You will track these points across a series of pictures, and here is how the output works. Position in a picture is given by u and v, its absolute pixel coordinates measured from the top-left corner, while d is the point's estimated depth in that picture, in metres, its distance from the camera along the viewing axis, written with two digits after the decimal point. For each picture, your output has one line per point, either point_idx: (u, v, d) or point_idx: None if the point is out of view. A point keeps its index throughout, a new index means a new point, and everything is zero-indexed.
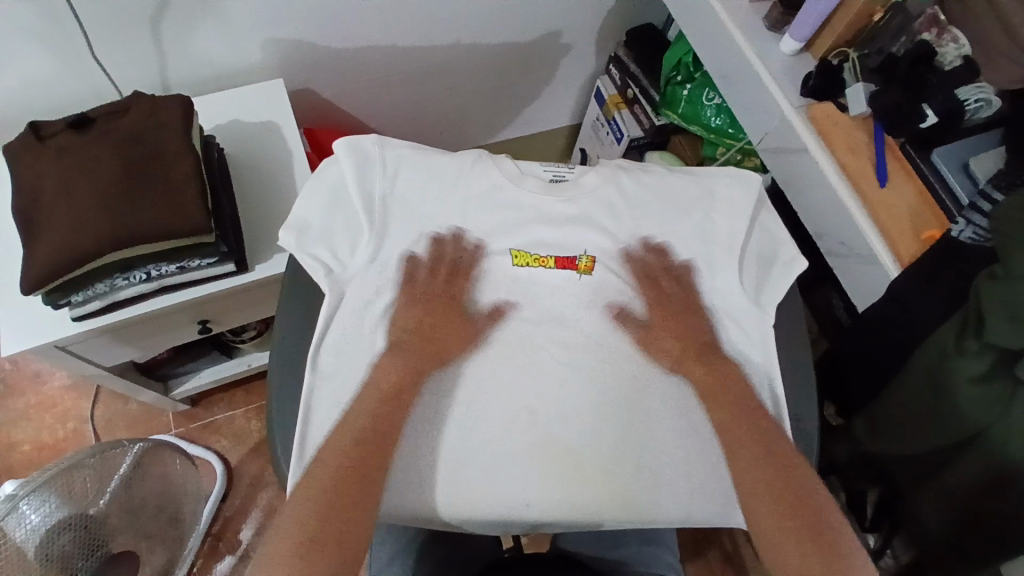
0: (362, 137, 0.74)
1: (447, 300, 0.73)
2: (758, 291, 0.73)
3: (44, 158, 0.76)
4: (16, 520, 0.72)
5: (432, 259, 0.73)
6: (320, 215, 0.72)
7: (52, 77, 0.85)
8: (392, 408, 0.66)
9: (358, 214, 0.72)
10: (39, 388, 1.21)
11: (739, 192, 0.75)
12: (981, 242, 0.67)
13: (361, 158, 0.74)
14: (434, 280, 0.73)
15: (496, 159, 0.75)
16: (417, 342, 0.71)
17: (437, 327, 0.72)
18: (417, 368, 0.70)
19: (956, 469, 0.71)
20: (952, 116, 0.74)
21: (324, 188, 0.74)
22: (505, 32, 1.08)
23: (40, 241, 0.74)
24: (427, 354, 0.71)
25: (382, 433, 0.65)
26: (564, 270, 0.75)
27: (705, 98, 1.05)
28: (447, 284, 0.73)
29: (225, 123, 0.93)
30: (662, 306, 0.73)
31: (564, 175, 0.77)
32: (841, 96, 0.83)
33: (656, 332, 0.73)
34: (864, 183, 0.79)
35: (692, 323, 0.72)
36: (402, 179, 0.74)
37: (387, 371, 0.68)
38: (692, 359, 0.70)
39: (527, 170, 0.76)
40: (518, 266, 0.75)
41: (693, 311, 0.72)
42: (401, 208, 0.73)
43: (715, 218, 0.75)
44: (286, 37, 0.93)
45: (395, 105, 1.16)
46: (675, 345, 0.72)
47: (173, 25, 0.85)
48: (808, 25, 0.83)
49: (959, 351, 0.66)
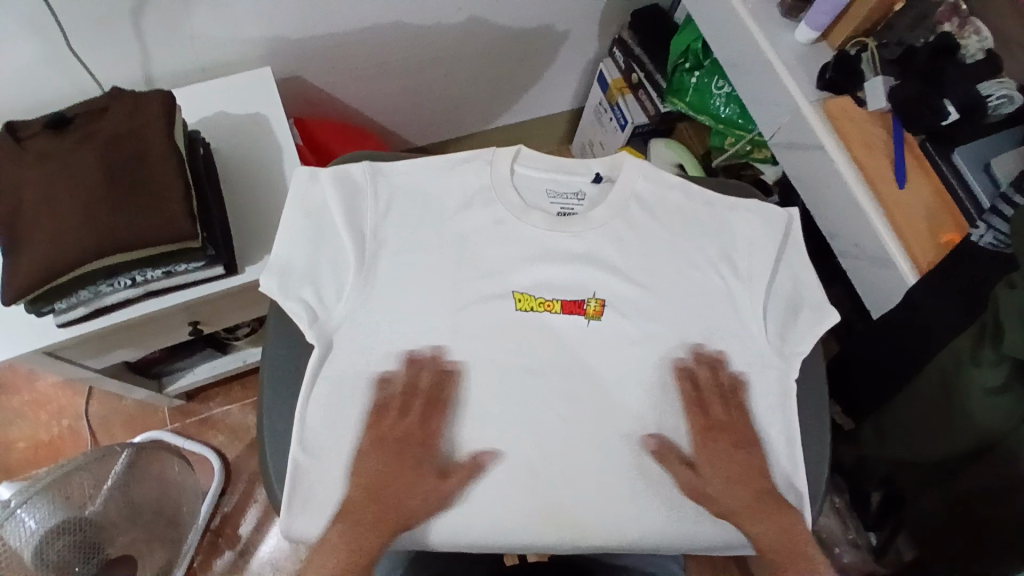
0: (351, 166, 0.72)
1: (417, 449, 0.68)
2: (782, 333, 0.71)
3: (23, 163, 0.73)
4: (12, 528, 0.70)
5: (403, 392, 0.69)
6: (304, 255, 0.70)
7: (29, 73, 0.81)
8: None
9: (347, 251, 0.70)
10: (33, 385, 1.19)
11: (759, 227, 0.72)
12: (1000, 248, 0.64)
13: (348, 191, 0.71)
14: (404, 420, 0.69)
15: (496, 186, 0.72)
16: (370, 502, 0.65)
17: (402, 482, 0.66)
18: (366, 547, 0.63)
19: (963, 479, 0.69)
20: (973, 112, 0.70)
21: (307, 220, 0.71)
22: (503, 15, 1.03)
23: (22, 250, 0.71)
24: (389, 511, 0.65)
25: None
26: (571, 314, 0.74)
27: (714, 87, 1.01)
28: (421, 424, 0.69)
29: (212, 117, 0.89)
30: (715, 438, 0.69)
31: (572, 207, 0.75)
32: (859, 89, 0.79)
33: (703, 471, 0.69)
34: (880, 183, 0.75)
35: (752, 461, 0.69)
36: (393, 211, 0.71)
37: (336, 535, 0.63)
38: (756, 497, 0.67)
39: (533, 202, 0.74)
40: (521, 311, 0.73)
41: (745, 442, 0.69)
42: (395, 237, 0.71)
43: (741, 254, 0.72)
44: (275, 25, 0.89)
45: (390, 93, 1.12)
46: (726, 481, 0.68)
47: (153, 16, 0.80)
48: (825, 14, 0.79)
49: (974, 363, 0.63)
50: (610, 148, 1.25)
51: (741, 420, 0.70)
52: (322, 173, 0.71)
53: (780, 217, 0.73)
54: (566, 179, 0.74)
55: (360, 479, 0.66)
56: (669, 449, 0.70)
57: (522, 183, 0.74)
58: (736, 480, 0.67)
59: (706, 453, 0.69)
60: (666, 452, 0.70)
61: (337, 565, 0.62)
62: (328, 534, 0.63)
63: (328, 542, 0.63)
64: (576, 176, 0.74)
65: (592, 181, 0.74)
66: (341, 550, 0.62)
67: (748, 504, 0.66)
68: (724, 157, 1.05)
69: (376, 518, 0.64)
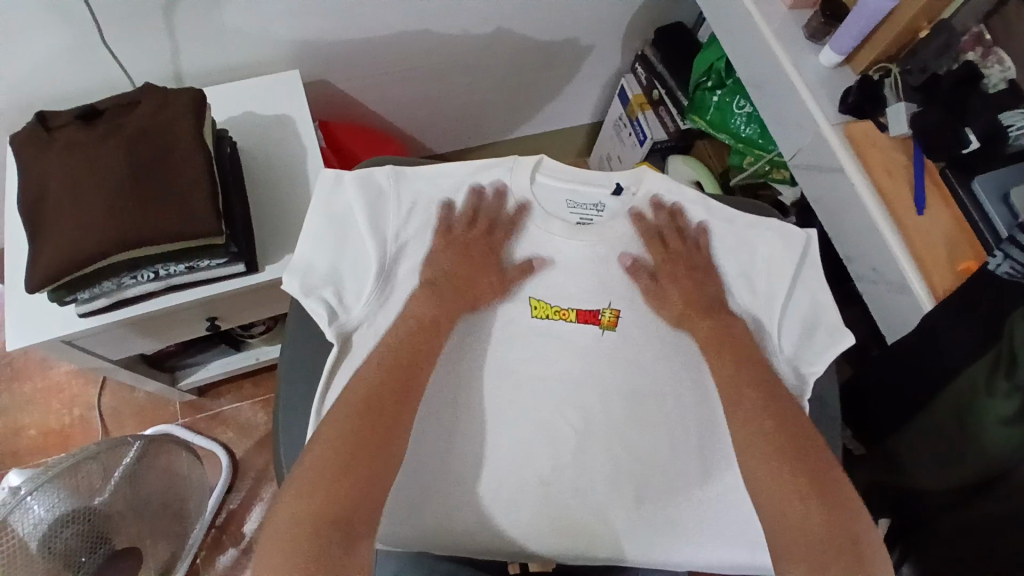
0: (375, 170, 0.72)
1: (484, 256, 0.72)
2: (795, 354, 0.71)
3: (54, 153, 0.74)
4: (20, 515, 0.70)
5: (468, 213, 0.72)
6: (326, 259, 0.71)
7: (64, 65, 0.82)
8: (431, 331, 0.69)
9: (370, 253, 0.71)
10: (47, 373, 1.20)
11: (779, 250, 0.72)
12: (1018, 277, 0.63)
13: (372, 194, 0.71)
14: (471, 231, 0.72)
15: (517, 195, 0.73)
16: (449, 283, 0.71)
17: (474, 273, 0.72)
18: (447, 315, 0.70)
19: (975, 508, 0.68)
20: (992, 139, 0.71)
21: (331, 221, 0.72)
22: (528, 26, 1.04)
23: (47, 238, 0.72)
24: (465, 293, 0.72)
25: (410, 366, 0.67)
26: (586, 324, 0.74)
27: (736, 106, 1.01)
28: (488, 237, 0.72)
29: (239, 117, 0.90)
30: (671, 261, 0.72)
31: (591, 218, 0.74)
32: (882, 113, 0.80)
33: (663, 287, 0.72)
34: (900, 211, 0.75)
35: (697, 278, 0.71)
36: (412, 217, 0.72)
37: (426, 300, 0.70)
38: (700, 311, 0.70)
39: (552, 210, 0.74)
40: (536, 318, 0.74)
41: (700, 267, 0.72)
42: (418, 243, 0.73)
43: (760, 271, 0.73)
44: (307, 28, 0.90)
45: (412, 99, 1.13)
46: (679, 297, 0.71)
47: (188, 14, 0.82)
48: (849, 39, 0.80)
49: (989, 391, 0.64)
50: (628, 162, 1.26)
51: (700, 254, 0.73)
52: (345, 177, 0.72)
53: (798, 238, 0.73)
54: (588, 190, 0.73)
55: (444, 264, 0.71)
56: (642, 267, 0.73)
57: (541, 192, 0.73)
58: (687, 291, 0.71)
59: (665, 271, 0.72)
60: (634, 267, 0.73)
61: (428, 320, 0.69)
62: (415, 295, 0.70)
63: (414, 303, 0.70)
64: (598, 188, 0.73)
65: (612, 194, 0.73)
66: (425, 311, 0.69)
67: (690, 310, 0.71)
68: (743, 176, 1.05)
69: (458, 294, 0.71)
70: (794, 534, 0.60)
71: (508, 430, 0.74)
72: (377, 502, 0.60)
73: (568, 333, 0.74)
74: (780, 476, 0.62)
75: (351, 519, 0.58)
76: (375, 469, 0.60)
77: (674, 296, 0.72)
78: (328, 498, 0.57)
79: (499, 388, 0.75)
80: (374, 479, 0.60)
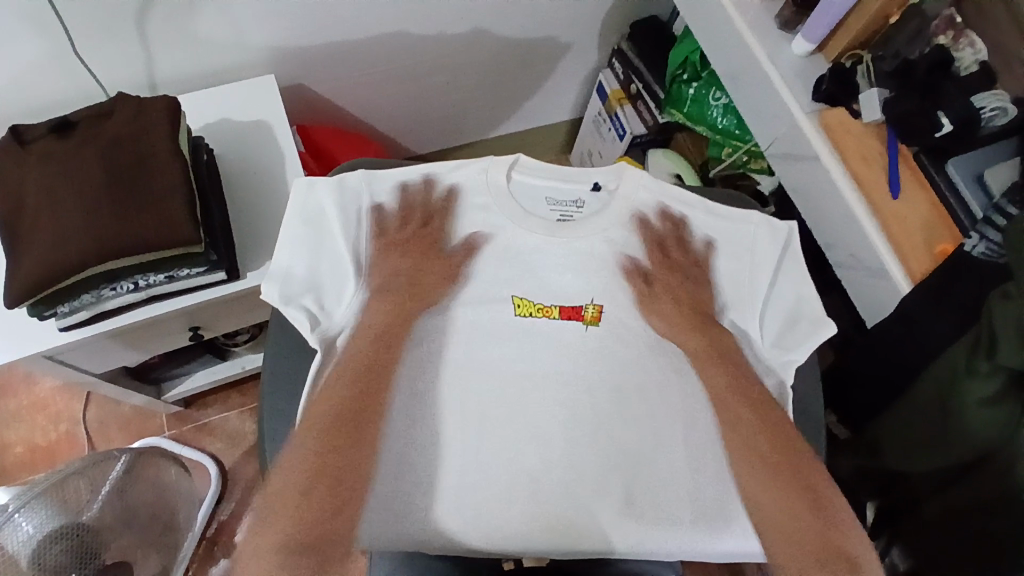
0: (348, 175, 0.72)
1: (427, 248, 0.72)
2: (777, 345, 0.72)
3: (27, 166, 0.74)
4: (11, 530, 0.70)
5: (402, 209, 0.72)
6: (302, 270, 0.71)
7: (36, 77, 0.81)
8: (386, 340, 0.70)
9: (343, 257, 0.71)
10: (31, 389, 1.19)
11: (764, 239, 0.73)
12: (994, 257, 0.65)
13: (345, 199, 0.72)
14: (406, 230, 0.72)
15: (493, 195, 0.72)
16: (400, 287, 0.71)
17: (419, 273, 0.72)
18: (399, 319, 0.71)
19: (959, 489, 0.69)
20: (967, 124, 0.71)
21: (306, 228, 0.72)
22: (504, 25, 1.05)
23: (25, 251, 0.72)
24: (414, 296, 0.72)
25: (369, 375, 0.68)
26: (570, 320, 0.74)
27: (712, 98, 1.03)
28: (424, 230, 0.72)
29: (215, 124, 0.90)
30: (670, 270, 0.72)
31: (571, 214, 0.73)
32: (854, 101, 0.80)
33: (655, 292, 0.73)
34: (876, 195, 0.76)
35: (691, 291, 0.72)
36: (385, 221, 0.72)
37: (376, 311, 0.70)
38: (692, 322, 0.71)
39: (530, 210, 0.73)
40: (520, 316, 0.75)
41: (696, 281, 0.73)
42: (389, 247, 0.72)
43: (749, 264, 0.73)
44: (282, 33, 0.90)
45: (390, 100, 1.12)
46: (673, 307, 0.72)
47: (160, 21, 0.81)
48: (821, 28, 0.80)
49: (969, 373, 0.64)
50: (608, 158, 1.27)
51: (697, 266, 0.73)
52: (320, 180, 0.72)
53: (781, 230, 0.73)
54: (568, 187, 0.73)
55: (389, 271, 0.72)
56: (637, 269, 0.73)
57: (520, 189, 0.73)
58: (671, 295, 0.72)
59: (664, 277, 0.72)
60: (630, 268, 0.73)
61: (381, 328, 0.70)
62: (368, 308, 0.71)
63: (369, 314, 0.70)
64: (578, 185, 0.73)
65: (591, 189, 0.73)
66: (381, 321, 0.70)
67: (685, 322, 0.71)
68: (722, 167, 1.06)
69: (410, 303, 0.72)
70: (790, 544, 0.62)
71: (494, 430, 0.74)
72: (349, 518, 0.62)
73: (552, 331, 0.75)
74: (776, 491, 0.64)
75: (327, 540, 0.61)
76: (355, 486, 0.64)
77: (666, 305, 0.72)
78: (300, 526, 0.60)
79: (485, 387, 0.75)
80: (338, 500, 0.62)
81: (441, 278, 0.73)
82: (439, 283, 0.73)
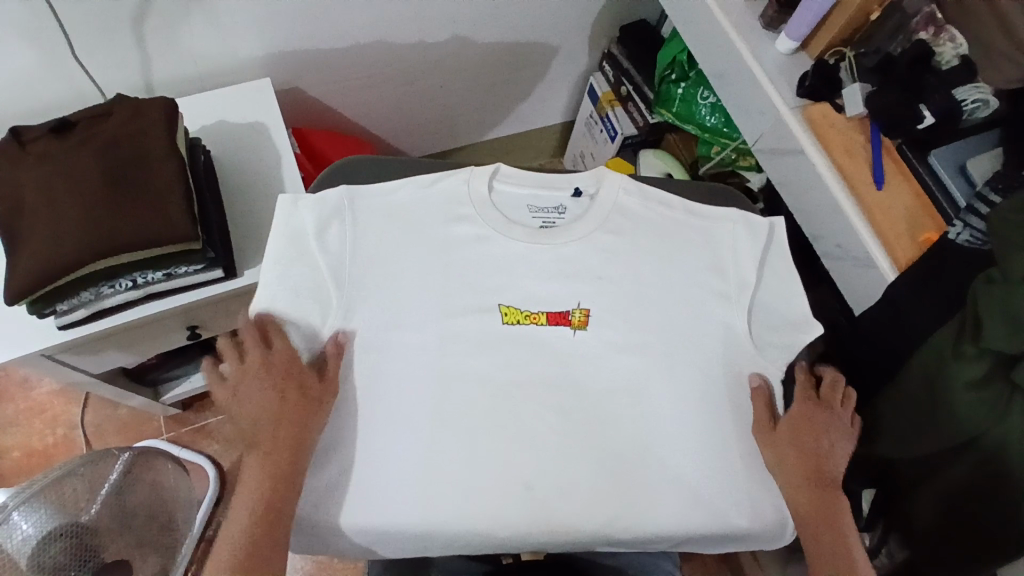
0: (330, 190, 0.71)
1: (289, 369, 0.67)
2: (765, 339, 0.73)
3: (26, 165, 0.75)
4: (7, 531, 0.70)
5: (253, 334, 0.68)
6: (286, 297, 0.70)
7: (36, 80, 0.83)
8: (274, 485, 0.64)
9: (327, 274, 0.70)
10: (28, 394, 1.20)
11: (743, 237, 0.74)
12: (978, 245, 0.66)
13: (328, 215, 0.71)
14: (259, 357, 0.67)
15: (475, 206, 0.73)
16: (269, 423, 0.66)
17: (289, 397, 0.66)
18: (281, 458, 0.65)
19: (947, 475, 0.69)
20: (948, 116, 0.73)
21: (285, 248, 0.70)
22: (495, 29, 1.07)
23: (25, 248, 0.73)
24: (292, 422, 0.66)
25: (265, 527, 0.63)
26: (558, 326, 0.74)
27: (700, 97, 1.05)
28: (281, 352, 0.68)
29: (212, 127, 0.92)
30: (804, 418, 0.70)
31: (553, 221, 0.76)
32: (837, 97, 0.82)
33: (778, 432, 0.71)
34: (861, 186, 0.78)
35: (820, 445, 0.69)
36: (367, 237, 0.71)
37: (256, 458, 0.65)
38: (810, 482, 0.68)
39: (514, 217, 0.75)
40: (507, 324, 0.74)
41: (827, 438, 0.70)
42: (372, 253, 0.71)
43: (733, 263, 0.73)
44: (279, 37, 0.92)
45: (385, 104, 1.14)
46: (794, 454, 0.69)
47: (159, 25, 0.83)
48: (803, 25, 0.82)
49: (956, 357, 0.65)
50: (600, 159, 1.29)
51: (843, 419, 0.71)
52: (299, 200, 0.71)
53: (762, 226, 0.74)
54: (547, 194, 0.76)
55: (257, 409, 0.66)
56: (765, 398, 0.71)
57: (502, 200, 0.75)
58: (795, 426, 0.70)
59: (793, 420, 0.70)
60: (764, 392, 0.71)
61: (266, 472, 0.65)
62: (246, 459, 0.66)
63: (248, 476, 0.65)
64: (558, 190, 0.76)
65: (572, 196, 0.76)
66: (257, 475, 0.65)
67: (799, 479, 0.69)
68: (711, 165, 1.09)
69: (289, 438, 0.66)
70: None
71: None
72: None
73: (540, 337, 0.74)
74: None
75: None
76: None
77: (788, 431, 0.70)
78: None
79: None
80: None
81: (316, 397, 0.68)
82: (315, 402, 0.68)
